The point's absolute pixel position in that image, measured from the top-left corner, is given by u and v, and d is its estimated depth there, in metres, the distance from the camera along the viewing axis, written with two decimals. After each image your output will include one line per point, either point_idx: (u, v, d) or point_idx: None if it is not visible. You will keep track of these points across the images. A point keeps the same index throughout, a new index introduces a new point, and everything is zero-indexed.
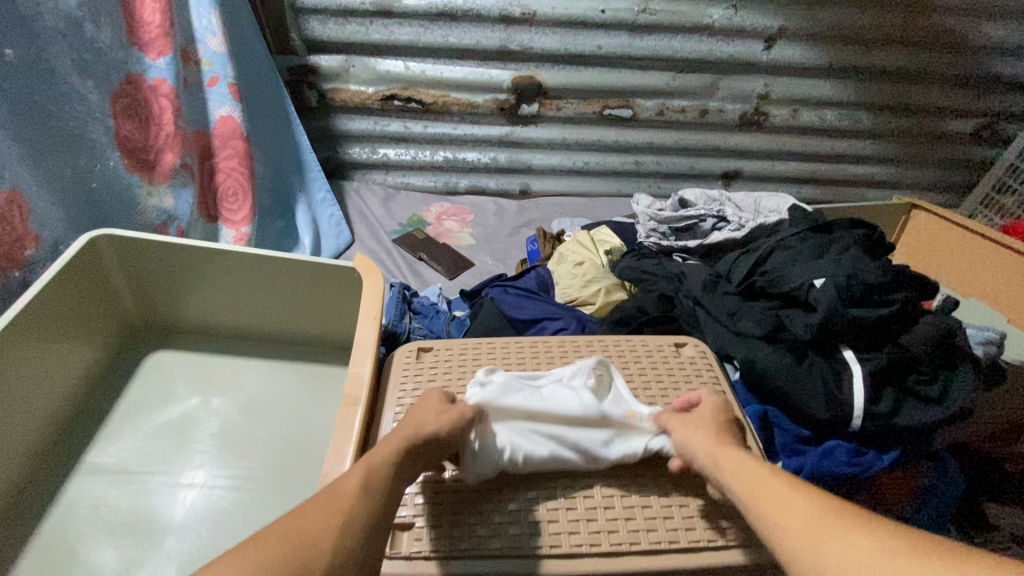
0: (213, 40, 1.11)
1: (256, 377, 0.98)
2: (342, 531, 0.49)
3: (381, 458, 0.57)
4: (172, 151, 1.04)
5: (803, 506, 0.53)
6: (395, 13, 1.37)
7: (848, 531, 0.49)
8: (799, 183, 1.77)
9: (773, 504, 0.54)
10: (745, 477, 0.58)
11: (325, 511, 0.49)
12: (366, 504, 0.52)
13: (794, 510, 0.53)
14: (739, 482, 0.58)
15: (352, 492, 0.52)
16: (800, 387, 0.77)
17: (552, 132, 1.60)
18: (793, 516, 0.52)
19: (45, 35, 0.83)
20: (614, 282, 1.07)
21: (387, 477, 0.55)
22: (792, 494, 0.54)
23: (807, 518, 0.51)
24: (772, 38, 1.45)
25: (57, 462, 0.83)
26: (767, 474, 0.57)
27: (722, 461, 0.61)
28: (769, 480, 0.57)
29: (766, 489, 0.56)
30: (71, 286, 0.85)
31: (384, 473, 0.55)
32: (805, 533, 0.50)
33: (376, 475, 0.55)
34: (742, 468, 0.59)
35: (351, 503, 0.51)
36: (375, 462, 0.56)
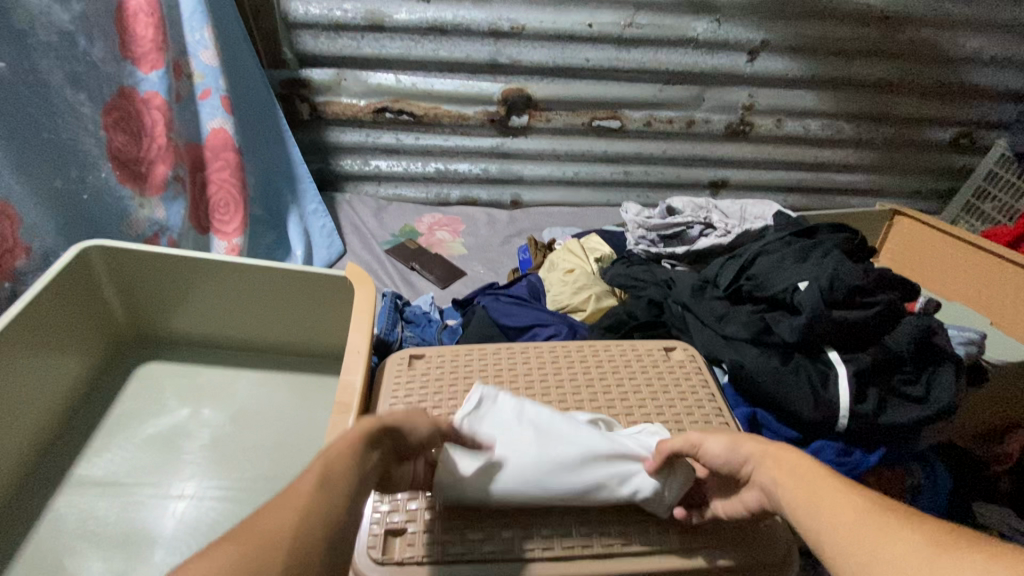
0: (205, 53, 1.11)
1: (248, 387, 0.98)
2: (309, 539, 0.38)
3: (342, 449, 0.47)
4: (164, 162, 1.03)
5: (855, 500, 0.45)
6: (387, 28, 1.39)
7: (898, 526, 0.41)
8: (785, 192, 1.80)
9: (819, 499, 0.47)
10: (795, 472, 0.51)
11: (284, 508, 0.38)
12: (331, 504, 0.41)
13: (843, 505, 0.45)
14: (784, 475, 0.51)
15: None
16: (787, 389, 0.78)
17: (542, 144, 1.63)
18: (841, 509, 0.45)
19: (38, 49, 0.85)
20: (605, 289, 1.09)
21: (353, 472, 0.45)
22: (848, 491, 0.46)
23: (855, 514, 0.44)
24: (755, 51, 1.49)
25: (44, 474, 0.83)
26: (819, 470, 0.50)
27: (772, 456, 0.54)
28: (823, 476, 0.49)
29: (817, 485, 0.48)
30: (60, 297, 0.85)
31: (352, 468, 0.46)
32: (849, 528, 0.43)
33: (339, 472, 0.44)
34: (794, 464, 0.52)
35: (318, 501, 0.40)
36: (334, 454, 0.46)
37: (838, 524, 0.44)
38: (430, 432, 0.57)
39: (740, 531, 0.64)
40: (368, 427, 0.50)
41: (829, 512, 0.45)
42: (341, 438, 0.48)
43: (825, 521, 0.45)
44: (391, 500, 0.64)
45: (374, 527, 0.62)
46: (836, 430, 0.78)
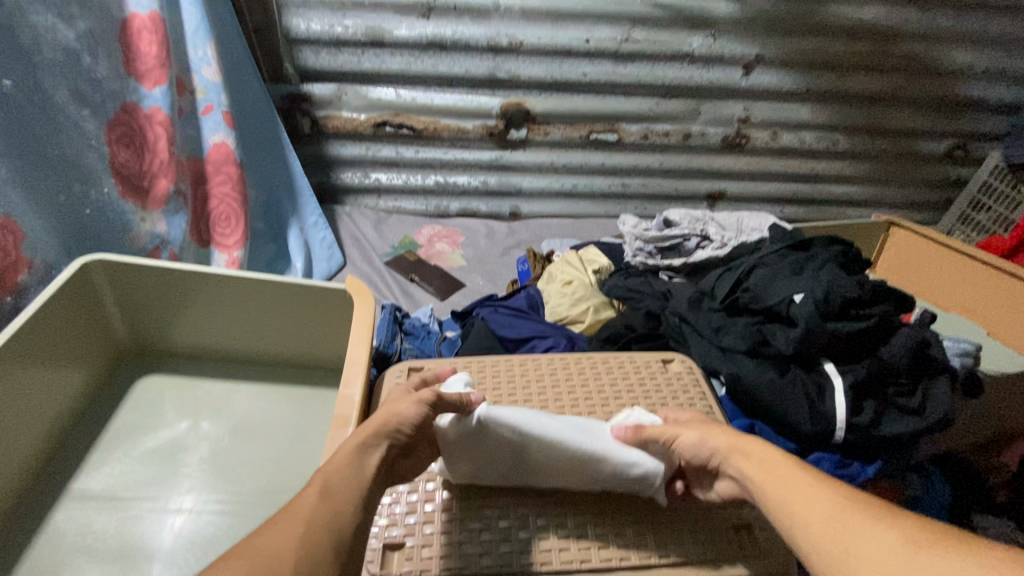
0: (208, 69, 1.13)
1: (247, 400, 0.98)
2: (314, 545, 0.45)
3: (339, 462, 0.53)
4: (167, 177, 1.04)
5: (825, 496, 0.49)
6: (387, 44, 1.41)
7: (867, 521, 0.45)
8: (782, 203, 1.82)
9: (792, 495, 0.51)
10: (768, 469, 0.56)
11: (288, 526, 0.45)
12: (338, 511, 0.48)
13: (816, 501, 0.49)
14: (756, 471, 0.56)
15: (317, 501, 0.48)
16: (784, 401, 0.79)
17: (541, 157, 1.65)
18: (813, 504, 0.49)
19: (43, 66, 0.87)
20: (603, 300, 1.10)
21: (352, 482, 0.52)
22: (818, 486, 0.51)
23: (828, 511, 0.48)
24: (750, 65, 1.51)
25: (43, 488, 0.83)
26: (786, 461, 0.55)
27: (746, 452, 0.59)
28: (793, 471, 0.54)
29: (789, 481, 0.53)
30: (62, 311, 0.86)
31: (350, 479, 0.52)
32: (823, 523, 0.47)
33: (339, 485, 0.51)
34: (765, 461, 0.57)
35: (318, 514, 0.47)
36: (333, 468, 0.52)
37: (812, 517, 0.48)
38: (421, 414, 0.60)
39: (737, 544, 0.64)
40: (363, 436, 0.56)
41: (802, 507, 0.50)
42: (340, 452, 0.54)
43: (800, 517, 0.49)
44: (389, 514, 0.64)
45: (373, 541, 0.62)
46: (833, 442, 0.78)
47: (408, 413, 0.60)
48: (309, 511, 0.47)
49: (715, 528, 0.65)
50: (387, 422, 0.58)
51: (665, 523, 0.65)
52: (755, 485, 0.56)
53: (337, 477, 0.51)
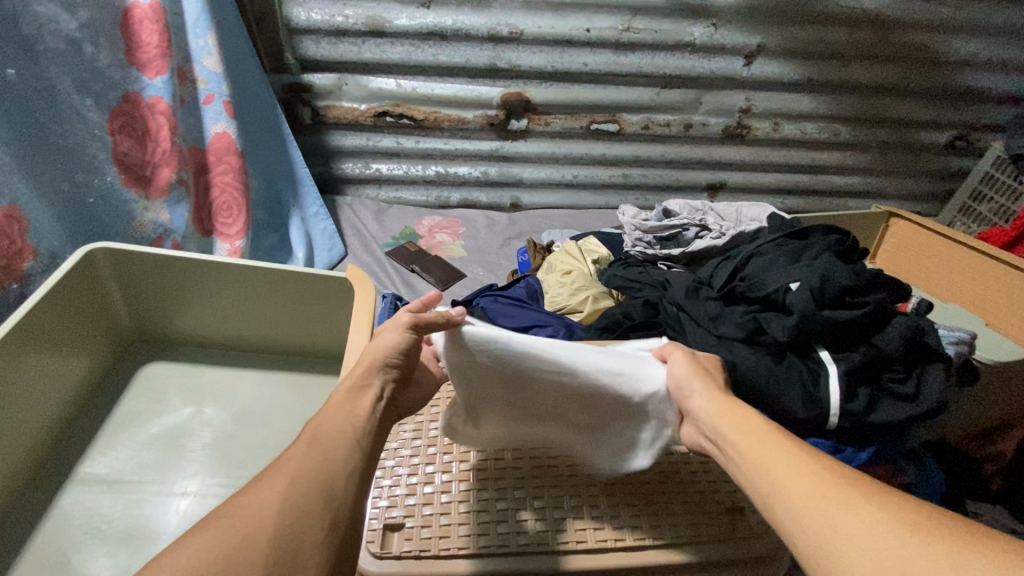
0: (208, 59, 1.13)
1: (250, 387, 1.00)
2: (300, 492, 0.44)
3: (331, 411, 0.52)
4: (169, 167, 1.04)
5: (810, 468, 0.49)
6: (387, 33, 1.41)
7: (859, 502, 0.45)
8: (783, 194, 1.82)
9: (782, 472, 0.50)
10: (747, 430, 0.56)
11: (274, 478, 0.45)
12: (329, 459, 0.47)
13: (807, 479, 0.48)
14: (737, 433, 0.56)
15: (306, 451, 0.47)
16: (780, 387, 0.79)
17: (542, 147, 1.65)
18: (803, 481, 0.48)
19: (45, 55, 0.87)
20: (602, 290, 1.10)
21: (344, 427, 0.51)
22: (802, 457, 0.51)
23: (813, 484, 0.48)
24: (752, 55, 1.50)
25: (51, 470, 0.84)
26: (766, 427, 0.55)
27: (726, 409, 0.59)
28: (775, 438, 0.54)
29: (771, 447, 0.53)
30: (67, 298, 0.87)
31: (342, 428, 0.51)
32: (813, 502, 0.47)
33: (330, 434, 0.50)
34: (744, 422, 0.57)
35: (304, 464, 0.46)
36: (325, 416, 0.52)
37: (803, 496, 0.47)
38: (403, 340, 0.60)
39: (730, 527, 0.65)
40: (354, 380, 0.56)
41: (792, 484, 0.49)
42: (334, 399, 0.54)
43: (791, 496, 0.48)
44: (390, 496, 0.65)
45: (374, 522, 0.63)
46: (826, 429, 0.79)
47: (392, 344, 0.60)
48: (296, 462, 0.46)
49: (710, 513, 0.66)
50: (374, 359, 0.58)
51: (660, 505, 0.66)
52: (732, 445, 0.55)
53: (327, 426, 0.51)
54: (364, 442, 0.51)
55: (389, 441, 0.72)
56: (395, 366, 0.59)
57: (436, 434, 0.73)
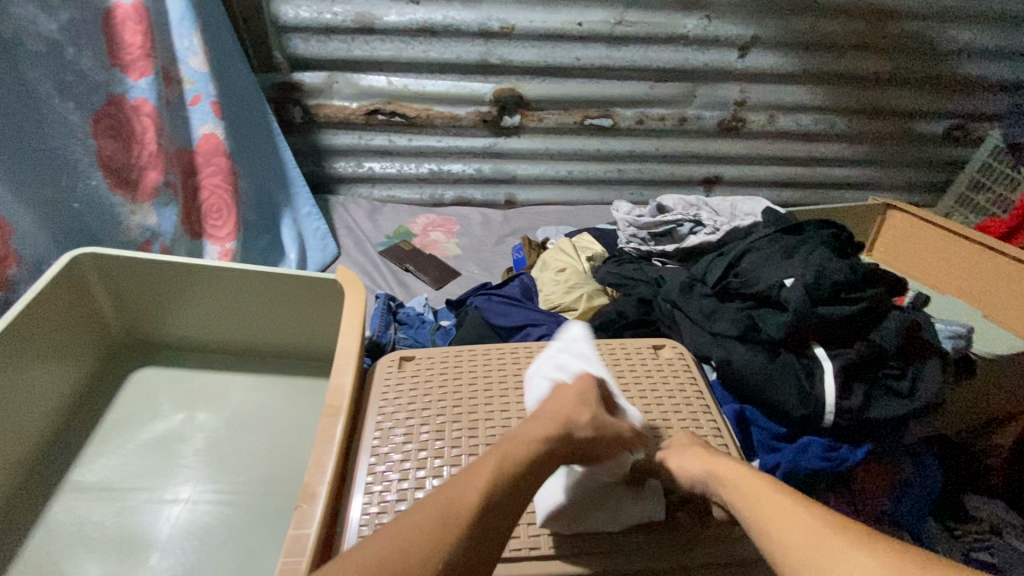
0: (194, 59, 1.11)
1: (243, 391, 0.99)
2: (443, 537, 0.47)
3: (517, 458, 0.55)
4: (155, 169, 1.04)
5: (803, 518, 0.51)
6: (377, 30, 1.39)
7: (844, 545, 0.47)
8: (780, 187, 1.80)
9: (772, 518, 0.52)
10: (746, 492, 0.57)
11: (431, 513, 0.48)
12: (488, 511, 0.50)
13: (794, 525, 0.51)
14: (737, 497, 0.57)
15: (471, 498, 0.50)
16: (774, 386, 0.79)
17: (535, 143, 1.63)
18: (791, 528, 0.50)
19: (24, 59, 0.86)
20: (596, 287, 1.09)
21: (515, 474, 0.53)
22: (798, 510, 0.52)
23: (808, 533, 0.49)
24: (746, 46, 1.49)
25: (41, 479, 0.84)
26: (765, 485, 0.56)
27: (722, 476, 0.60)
28: (770, 493, 0.55)
29: (769, 503, 0.54)
30: (52, 304, 0.86)
31: (516, 469, 0.54)
32: (804, 549, 0.48)
33: (505, 472, 0.53)
34: (743, 484, 0.58)
35: (462, 507, 0.49)
36: (506, 457, 0.55)
37: (788, 542, 0.50)
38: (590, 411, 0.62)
39: (722, 530, 0.65)
40: (538, 439, 0.58)
41: (780, 531, 0.51)
42: (522, 441, 0.57)
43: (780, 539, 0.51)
44: (381, 501, 0.65)
45: (363, 529, 0.63)
46: (823, 426, 0.78)
47: (575, 412, 0.61)
48: (462, 502, 0.50)
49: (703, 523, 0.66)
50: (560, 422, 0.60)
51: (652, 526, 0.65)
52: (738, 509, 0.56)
53: (509, 466, 0.54)
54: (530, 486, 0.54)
55: (379, 445, 0.71)
56: (581, 432, 0.60)
57: (427, 438, 0.72)
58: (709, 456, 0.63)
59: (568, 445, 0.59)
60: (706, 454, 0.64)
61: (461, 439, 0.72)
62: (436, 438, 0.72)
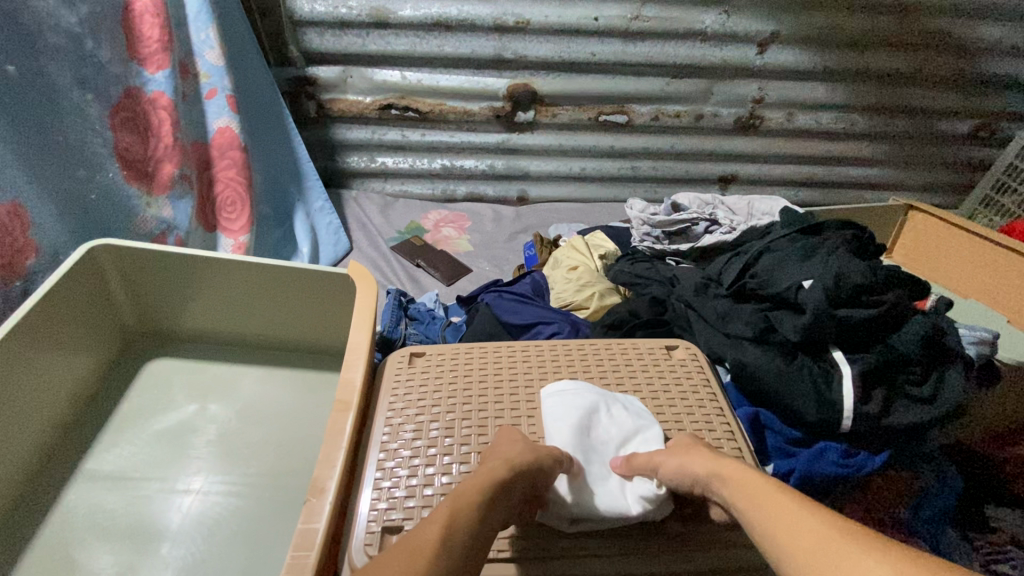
0: (211, 53, 1.12)
1: (254, 383, 0.99)
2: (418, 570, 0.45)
3: (470, 496, 0.54)
4: (172, 161, 1.05)
5: (802, 516, 0.49)
6: (391, 24, 1.39)
7: (847, 545, 0.44)
8: (797, 186, 1.77)
9: (769, 513, 0.51)
10: (748, 492, 0.55)
11: (397, 552, 0.47)
12: (452, 554, 0.48)
13: (795, 524, 0.48)
14: (738, 496, 0.55)
15: (436, 536, 0.48)
16: (791, 389, 0.77)
17: (548, 139, 1.62)
18: (793, 529, 0.48)
19: (45, 51, 0.85)
20: (608, 286, 1.08)
21: (472, 514, 0.52)
22: (800, 510, 0.50)
23: (806, 532, 0.47)
24: (766, 43, 1.46)
25: (58, 467, 0.85)
26: (770, 487, 0.54)
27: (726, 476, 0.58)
28: (774, 494, 0.53)
29: (770, 502, 0.52)
30: (68, 294, 0.87)
31: (472, 509, 0.52)
32: (806, 546, 0.46)
33: (463, 511, 0.52)
34: (745, 483, 0.56)
35: (429, 543, 0.48)
36: (461, 497, 0.53)
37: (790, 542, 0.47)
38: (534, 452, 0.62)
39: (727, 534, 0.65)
40: (488, 476, 0.56)
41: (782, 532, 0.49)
42: (472, 485, 0.55)
43: (777, 535, 0.49)
44: (389, 498, 0.65)
45: (372, 524, 0.63)
46: (839, 431, 0.77)
47: (518, 457, 0.60)
48: (430, 538, 0.48)
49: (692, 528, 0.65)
50: (508, 464, 0.59)
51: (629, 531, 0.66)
52: (740, 510, 0.54)
53: (463, 505, 0.52)
54: (486, 527, 0.52)
55: (388, 441, 0.71)
56: (531, 477, 0.59)
57: (437, 435, 0.72)
58: (712, 456, 0.62)
59: (518, 488, 0.58)
60: (710, 455, 0.62)
61: (470, 436, 0.72)
62: (445, 435, 0.72)
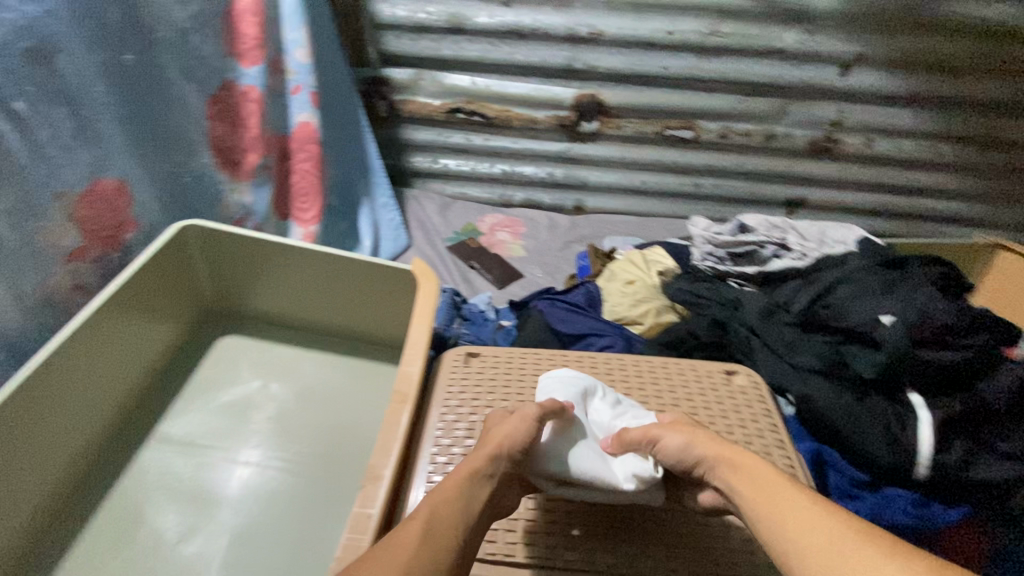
0: (299, 51, 1.17)
1: (313, 367, 1.04)
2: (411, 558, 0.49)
3: (447, 495, 0.56)
4: (256, 152, 1.12)
5: (815, 515, 0.51)
6: (467, 31, 1.42)
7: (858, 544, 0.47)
8: (869, 216, 1.69)
9: (777, 510, 0.53)
10: (755, 484, 0.57)
11: (395, 536, 0.51)
12: (439, 540, 0.51)
13: (807, 521, 0.51)
14: (745, 487, 0.57)
15: (424, 524, 0.52)
16: (863, 429, 0.75)
17: (611, 150, 1.61)
18: (806, 526, 0.50)
19: (159, 43, 0.93)
20: (665, 303, 1.06)
21: (456, 503, 0.56)
22: (812, 508, 0.52)
23: (818, 529, 0.50)
24: (849, 64, 1.40)
25: (135, 427, 0.91)
26: (780, 483, 0.56)
27: (732, 467, 0.60)
28: (785, 490, 0.55)
29: (779, 496, 0.54)
30: (156, 268, 0.93)
31: (454, 497, 0.56)
32: (818, 543, 0.49)
33: (444, 505, 0.55)
34: (751, 476, 0.58)
35: (419, 530, 0.51)
36: (442, 496, 0.56)
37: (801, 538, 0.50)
38: (522, 433, 0.64)
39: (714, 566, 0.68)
40: (472, 464, 0.60)
41: (794, 528, 0.51)
42: (457, 473, 0.59)
43: (785, 530, 0.51)
44: None
45: None
46: (914, 479, 0.74)
47: (505, 440, 0.63)
48: (419, 525, 0.52)
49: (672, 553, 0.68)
50: (493, 449, 0.61)
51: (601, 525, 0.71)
52: (745, 500, 0.56)
53: (446, 494, 0.56)
54: (471, 509, 0.56)
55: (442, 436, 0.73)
56: (515, 460, 0.62)
57: None
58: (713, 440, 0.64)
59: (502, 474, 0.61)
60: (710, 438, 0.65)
61: None
62: None
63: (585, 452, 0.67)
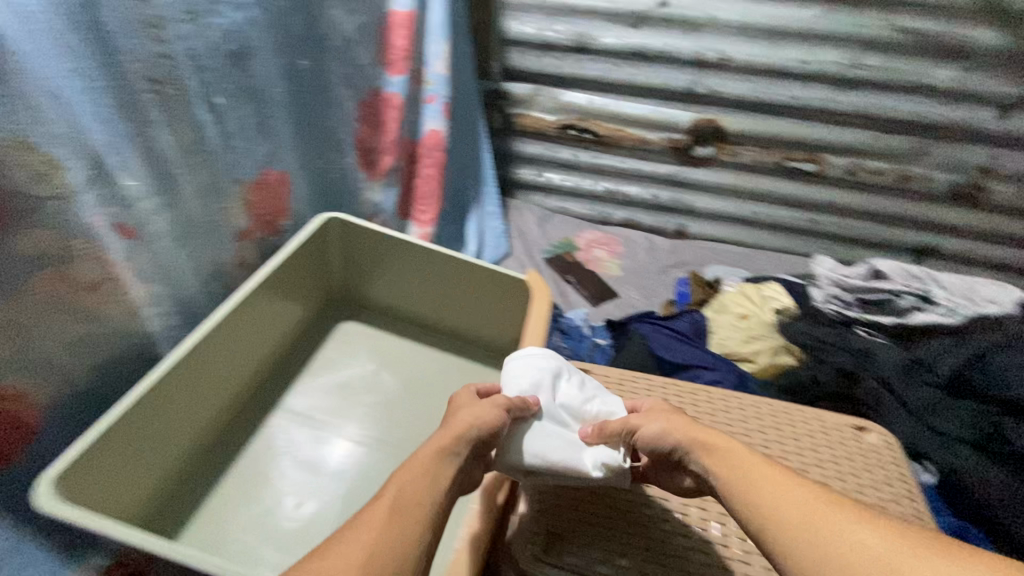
0: (438, 64, 1.23)
1: (423, 361, 1.10)
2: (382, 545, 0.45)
3: (414, 473, 0.52)
4: (390, 155, 1.22)
5: (796, 492, 0.46)
6: (591, 50, 1.44)
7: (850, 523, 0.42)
8: (1010, 273, 1.53)
9: (751, 484, 0.49)
10: (725, 462, 0.53)
11: (362, 525, 0.46)
12: (405, 530, 0.47)
13: (784, 498, 0.46)
14: (718, 467, 0.53)
15: (390, 511, 0.48)
16: (1016, 507, 0.80)
17: (722, 177, 1.57)
18: (785, 504, 0.46)
19: (327, 52, 1.02)
20: (781, 344, 1.02)
21: (428, 482, 0.52)
22: (792, 485, 0.47)
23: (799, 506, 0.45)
24: (1010, 106, 1.28)
25: (265, 396, 1.01)
26: (754, 461, 0.51)
27: (704, 448, 0.56)
28: (761, 467, 0.50)
29: (752, 471, 0.50)
30: (301, 253, 1.03)
31: (424, 472, 0.52)
32: (802, 521, 0.44)
33: (411, 485, 0.51)
34: (725, 454, 0.54)
35: (386, 522, 0.47)
36: (409, 477, 0.52)
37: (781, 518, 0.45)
38: (489, 415, 0.61)
39: None
40: (444, 438, 0.56)
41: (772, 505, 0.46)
42: (422, 452, 0.54)
43: (761, 505, 0.47)
44: None
45: None
46: None
47: (477, 422, 0.59)
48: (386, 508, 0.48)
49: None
50: (462, 428, 0.58)
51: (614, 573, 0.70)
52: (720, 482, 0.52)
53: (417, 472, 0.52)
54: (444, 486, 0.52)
55: None
56: (482, 440, 0.59)
57: None
58: (688, 423, 0.60)
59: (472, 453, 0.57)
60: (686, 420, 0.61)
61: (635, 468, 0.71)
62: None
63: (552, 440, 0.67)
